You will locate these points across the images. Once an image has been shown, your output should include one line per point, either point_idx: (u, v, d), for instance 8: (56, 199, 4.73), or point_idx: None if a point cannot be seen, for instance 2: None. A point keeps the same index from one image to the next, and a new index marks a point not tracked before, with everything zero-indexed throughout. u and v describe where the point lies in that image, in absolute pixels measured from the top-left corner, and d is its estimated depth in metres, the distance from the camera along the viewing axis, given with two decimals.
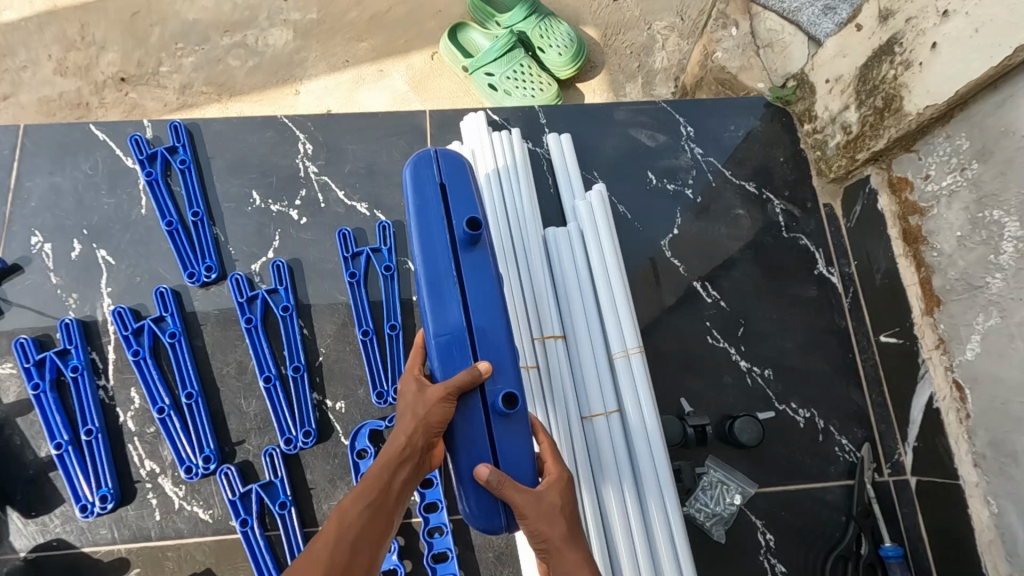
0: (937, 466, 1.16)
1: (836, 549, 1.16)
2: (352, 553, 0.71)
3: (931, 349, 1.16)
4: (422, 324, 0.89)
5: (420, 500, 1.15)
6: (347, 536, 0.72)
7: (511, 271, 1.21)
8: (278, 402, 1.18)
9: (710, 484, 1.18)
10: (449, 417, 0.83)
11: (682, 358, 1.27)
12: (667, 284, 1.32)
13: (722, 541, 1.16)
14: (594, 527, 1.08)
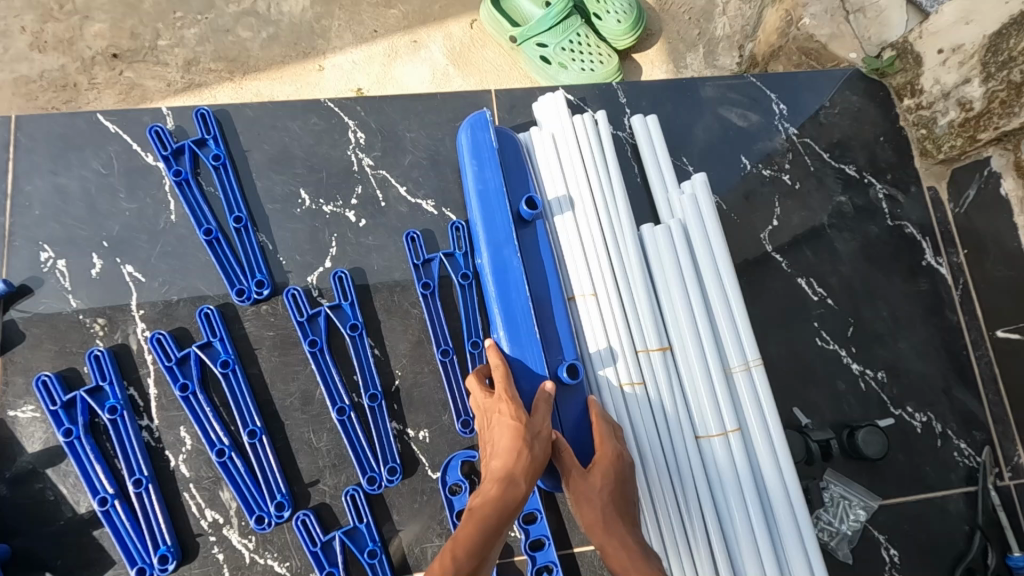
0: None
1: (963, 562, 1.09)
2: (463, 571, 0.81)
3: None
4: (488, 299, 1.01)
5: (523, 538, 1.01)
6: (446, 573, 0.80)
7: (608, 279, 1.09)
8: (355, 437, 1.03)
9: (831, 500, 1.10)
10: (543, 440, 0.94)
11: (791, 363, 1.17)
12: (769, 282, 1.20)
13: (847, 560, 1.08)
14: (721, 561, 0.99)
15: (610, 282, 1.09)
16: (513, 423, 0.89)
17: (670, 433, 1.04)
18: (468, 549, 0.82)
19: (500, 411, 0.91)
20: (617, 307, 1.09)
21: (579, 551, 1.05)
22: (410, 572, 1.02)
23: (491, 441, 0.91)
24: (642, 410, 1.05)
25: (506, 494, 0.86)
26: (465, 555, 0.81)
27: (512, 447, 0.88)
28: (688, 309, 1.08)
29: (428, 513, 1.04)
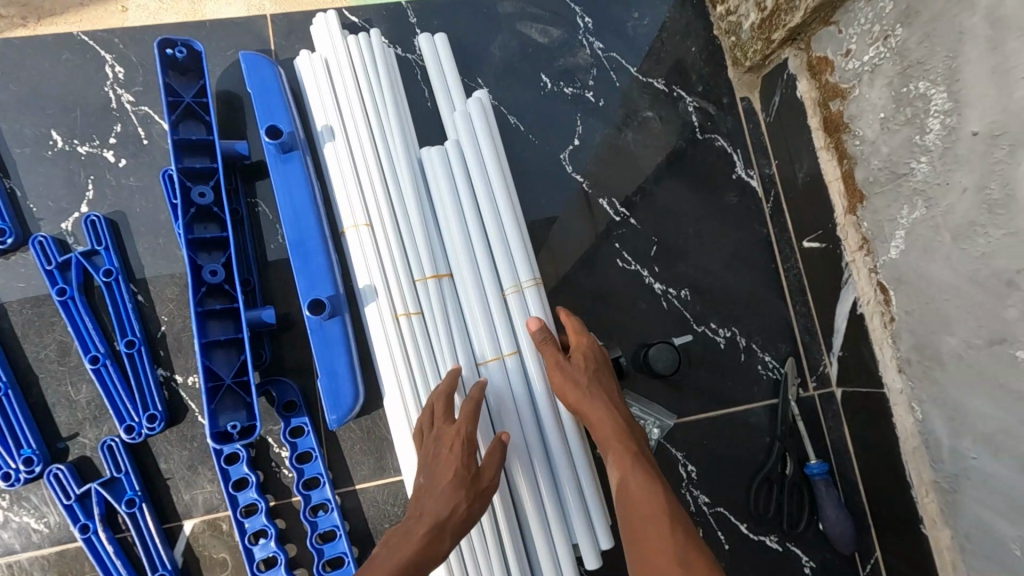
0: (862, 376, 1.07)
1: (760, 473, 1.10)
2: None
3: (855, 251, 1.05)
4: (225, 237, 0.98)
5: (296, 478, 0.99)
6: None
7: (382, 206, 1.04)
8: (112, 386, 0.97)
9: None
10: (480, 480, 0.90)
11: (591, 286, 1.13)
12: (570, 204, 1.15)
13: None
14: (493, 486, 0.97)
15: (384, 209, 1.04)
16: (462, 467, 0.89)
17: (445, 360, 1.01)
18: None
19: (451, 451, 0.90)
20: (392, 236, 1.03)
21: (361, 488, 1.03)
22: (180, 520, 0.98)
23: (424, 485, 0.89)
24: (417, 339, 1.01)
25: (428, 547, 0.83)
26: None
27: (447, 498, 0.86)
28: (465, 233, 1.03)
29: (198, 460, 1.00)
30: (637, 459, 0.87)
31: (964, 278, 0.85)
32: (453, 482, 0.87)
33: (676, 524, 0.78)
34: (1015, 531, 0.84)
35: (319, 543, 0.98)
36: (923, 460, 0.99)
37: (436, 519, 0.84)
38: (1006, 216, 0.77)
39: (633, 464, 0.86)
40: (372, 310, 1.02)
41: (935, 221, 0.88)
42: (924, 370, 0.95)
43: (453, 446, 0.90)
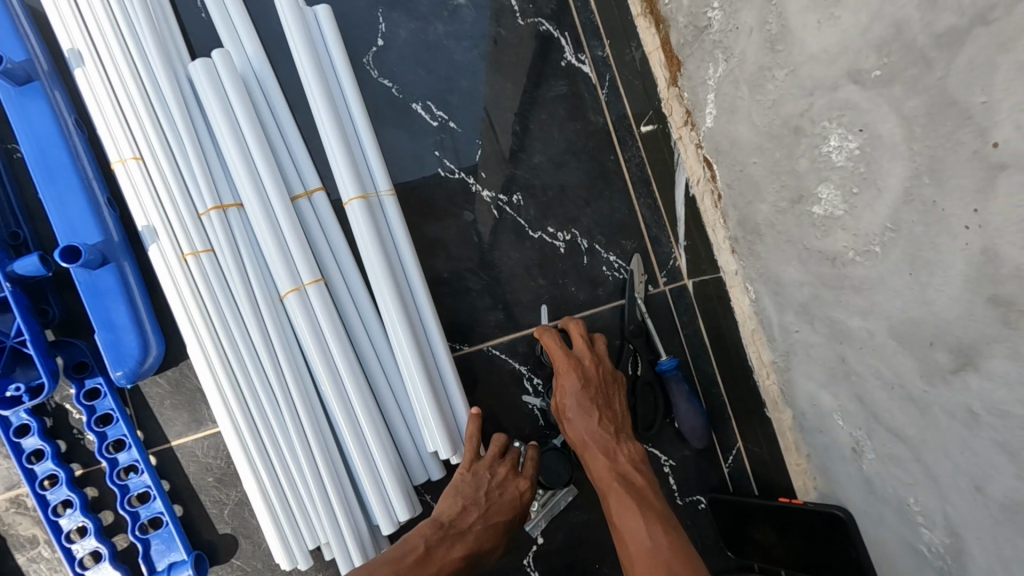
0: (704, 263, 1.01)
1: None
2: None
3: (681, 127, 0.95)
4: None
5: (99, 442, 0.91)
6: None
7: (149, 134, 0.91)
8: None
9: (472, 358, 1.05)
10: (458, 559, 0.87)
11: (412, 203, 1.04)
12: (380, 114, 1.04)
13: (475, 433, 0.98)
14: (306, 425, 0.92)
15: (152, 138, 0.91)
16: (469, 478, 0.92)
17: (241, 298, 0.92)
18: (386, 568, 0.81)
19: (462, 477, 0.92)
20: (166, 167, 0.92)
21: (177, 445, 0.96)
22: None
23: (461, 492, 0.90)
24: (208, 279, 0.91)
25: (446, 557, 0.86)
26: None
27: (450, 505, 0.90)
28: (247, 157, 0.92)
29: None
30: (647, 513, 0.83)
31: (763, 135, 0.76)
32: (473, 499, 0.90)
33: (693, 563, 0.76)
34: (835, 401, 0.79)
35: (133, 506, 0.92)
36: (761, 341, 0.93)
37: (440, 520, 0.89)
38: (786, 52, 0.68)
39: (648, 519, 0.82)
40: (155, 252, 0.92)
41: (735, 75, 0.78)
42: (749, 246, 0.88)
43: (508, 484, 0.93)
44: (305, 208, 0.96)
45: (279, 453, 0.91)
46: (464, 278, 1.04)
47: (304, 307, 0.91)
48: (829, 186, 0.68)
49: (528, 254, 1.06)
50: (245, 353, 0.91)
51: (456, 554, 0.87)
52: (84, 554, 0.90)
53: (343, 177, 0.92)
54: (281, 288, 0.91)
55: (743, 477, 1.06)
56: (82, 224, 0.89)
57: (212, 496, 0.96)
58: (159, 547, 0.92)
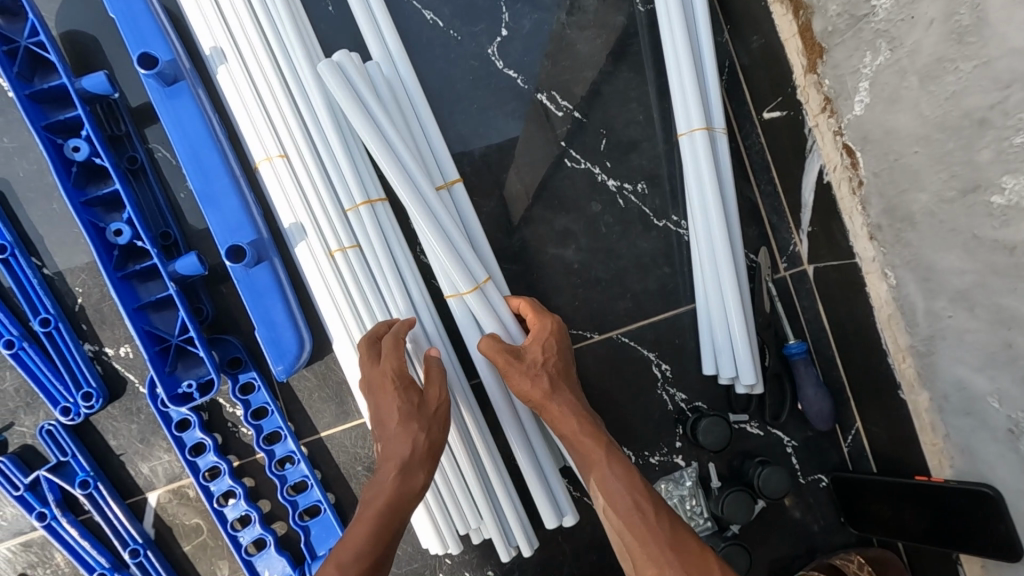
0: (833, 249, 1.02)
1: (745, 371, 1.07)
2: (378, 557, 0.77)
3: (817, 114, 0.96)
4: (117, 189, 0.88)
5: (256, 434, 0.94)
6: (366, 547, 0.76)
7: (295, 133, 0.92)
8: (38, 368, 0.90)
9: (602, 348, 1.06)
10: (415, 444, 0.83)
11: (541, 195, 1.05)
12: (507, 106, 1.05)
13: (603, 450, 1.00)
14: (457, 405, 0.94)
15: (298, 137, 0.92)
16: (405, 399, 0.84)
17: (394, 290, 0.93)
18: (355, 551, 0.76)
19: (388, 394, 0.85)
20: (312, 164, 0.93)
21: (327, 435, 0.99)
22: (144, 493, 0.95)
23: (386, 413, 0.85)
24: (358, 274, 0.93)
25: (402, 486, 0.82)
26: (351, 559, 0.75)
27: (401, 436, 0.83)
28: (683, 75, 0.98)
29: (150, 431, 0.95)
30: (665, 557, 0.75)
31: (933, 125, 0.77)
32: (416, 435, 0.83)
33: None
34: (990, 384, 0.82)
35: (291, 495, 0.95)
36: (897, 326, 0.96)
37: (402, 460, 0.82)
38: (977, 44, 0.69)
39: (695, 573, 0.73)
40: (304, 248, 0.94)
41: (901, 65, 0.79)
42: (895, 233, 0.90)
43: (400, 398, 0.84)
44: (446, 199, 0.96)
45: None
46: (592, 268, 1.06)
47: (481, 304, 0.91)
48: (1016, 177, 0.69)
49: (653, 243, 1.07)
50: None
51: (388, 478, 0.81)
52: (248, 542, 0.93)
53: (690, 111, 0.97)
54: (462, 289, 0.90)
55: (862, 456, 1.09)
56: (236, 223, 0.90)
57: (363, 484, 0.99)
58: (318, 534, 0.95)
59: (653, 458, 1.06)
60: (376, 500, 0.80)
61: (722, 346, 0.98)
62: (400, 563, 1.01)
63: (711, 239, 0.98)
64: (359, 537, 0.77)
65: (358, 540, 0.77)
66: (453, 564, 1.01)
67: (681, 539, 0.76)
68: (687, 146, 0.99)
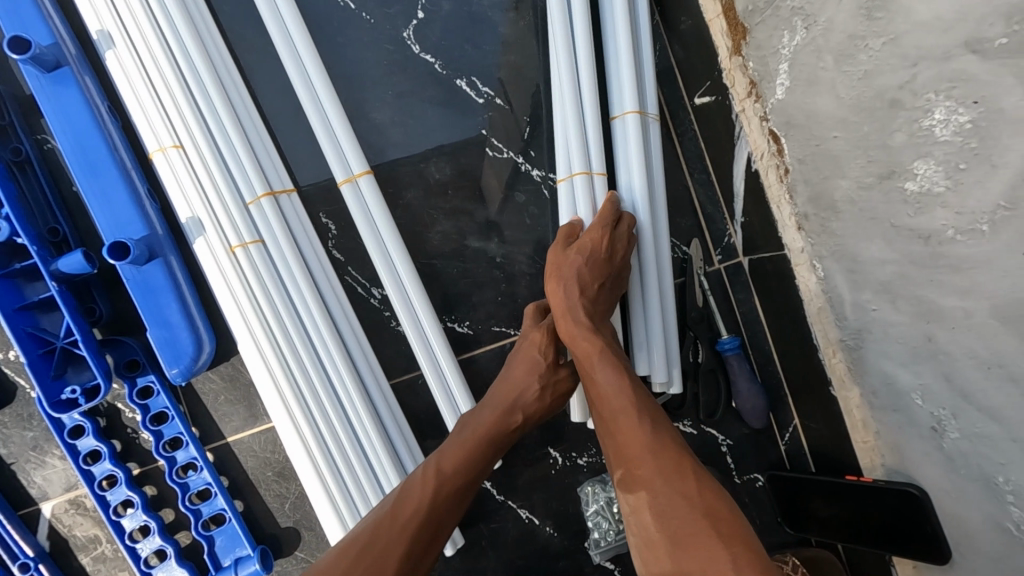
0: (765, 240, 0.98)
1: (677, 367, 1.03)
2: (446, 507, 0.77)
3: (744, 99, 0.92)
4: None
5: (156, 441, 0.90)
6: (447, 487, 0.77)
7: (190, 122, 0.87)
8: None
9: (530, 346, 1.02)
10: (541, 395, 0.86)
11: (462, 186, 1.00)
12: (425, 92, 0.99)
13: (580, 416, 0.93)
14: (365, 407, 0.90)
15: (192, 125, 0.87)
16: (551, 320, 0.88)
17: (298, 286, 0.88)
18: (450, 487, 0.78)
19: (533, 343, 0.87)
20: (208, 154, 0.88)
21: (234, 440, 0.94)
22: (38, 504, 0.90)
23: (524, 360, 0.86)
24: (257, 271, 0.88)
25: (503, 424, 0.83)
26: (452, 472, 0.78)
27: (530, 379, 0.85)
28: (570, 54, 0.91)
29: (43, 438, 0.90)
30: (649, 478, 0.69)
31: (849, 107, 0.73)
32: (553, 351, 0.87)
33: (729, 532, 0.63)
34: (915, 379, 0.78)
35: (195, 503, 0.91)
36: (828, 319, 0.91)
37: (516, 399, 0.84)
38: (886, 19, 0.64)
39: (669, 482, 0.68)
40: (201, 241, 0.88)
41: (817, 44, 0.74)
42: (821, 223, 0.85)
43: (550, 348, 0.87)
44: (351, 194, 0.91)
45: (342, 446, 0.89)
46: (517, 261, 1.01)
47: (569, 198, 0.91)
48: (928, 161, 0.65)
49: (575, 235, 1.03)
50: (299, 344, 0.89)
51: (488, 415, 0.83)
52: (149, 553, 0.89)
53: (620, 91, 0.94)
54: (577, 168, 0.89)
55: (800, 455, 1.06)
56: (126, 219, 0.85)
57: (273, 491, 0.95)
58: (224, 543, 0.91)
59: (581, 459, 1.01)
60: (483, 421, 0.83)
61: (639, 337, 0.94)
62: None
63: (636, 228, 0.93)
64: (435, 480, 0.77)
65: (459, 457, 0.80)
66: None
67: (659, 454, 0.71)
68: (619, 128, 0.95)
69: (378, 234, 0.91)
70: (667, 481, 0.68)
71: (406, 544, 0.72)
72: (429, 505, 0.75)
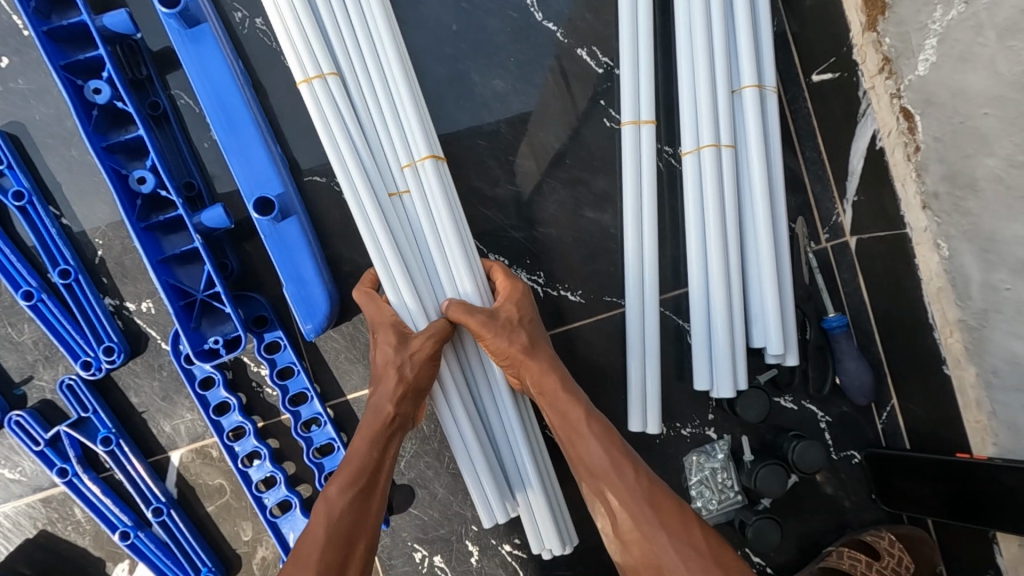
0: (880, 219, 0.99)
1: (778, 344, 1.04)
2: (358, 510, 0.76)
3: (874, 75, 0.94)
4: (142, 136, 0.84)
5: (282, 396, 0.91)
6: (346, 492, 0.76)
7: (360, 61, 0.83)
8: (57, 321, 0.87)
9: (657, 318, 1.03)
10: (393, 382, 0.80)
11: (579, 156, 1.01)
12: (544, 60, 0.99)
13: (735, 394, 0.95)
14: (487, 370, 0.89)
15: (360, 65, 0.83)
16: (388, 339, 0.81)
17: (451, 244, 0.84)
18: (345, 485, 0.76)
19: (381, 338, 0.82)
20: (368, 98, 0.83)
21: (353, 398, 0.96)
22: (166, 453, 0.92)
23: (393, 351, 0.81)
24: (411, 221, 0.85)
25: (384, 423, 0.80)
26: (338, 486, 0.76)
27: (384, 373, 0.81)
28: (707, 28, 0.94)
29: (172, 389, 0.92)
30: (643, 510, 0.75)
31: (1008, 84, 0.74)
32: (398, 373, 0.80)
33: None
34: None
35: (317, 458, 0.93)
36: (948, 299, 0.95)
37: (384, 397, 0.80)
38: None
39: (675, 533, 0.73)
40: (360, 182, 0.80)
41: (977, 19, 0.76)
42: (954, 202, 0.88)
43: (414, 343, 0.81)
44: None
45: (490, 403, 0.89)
46: None
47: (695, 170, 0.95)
48: None
49: (677, 206, 1.03)
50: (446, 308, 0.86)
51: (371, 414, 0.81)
52: (272, 503, 0.91)
53: (743, 62, 0.94)
54: (707, 140, 0.93)
55: (896, 433, 1.06)
56: (263, 176, 0.86)
57: None
58: None
59: (685, 430, 1.03)
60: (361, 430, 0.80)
61: (755, 313, 0.96)
62: (428, 528, 0.98)
63: (755, 203, 0.95)
64: (342, 481, 0.77)
65: (355, 467, 0.78)
66: (480, 532, 0.98)
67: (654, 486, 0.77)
68: (738, 103, 0.96)
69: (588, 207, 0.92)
70: (669, 528, 0.73)
71: (323, 559, 0.71)
72: (326, 520, 0.73)
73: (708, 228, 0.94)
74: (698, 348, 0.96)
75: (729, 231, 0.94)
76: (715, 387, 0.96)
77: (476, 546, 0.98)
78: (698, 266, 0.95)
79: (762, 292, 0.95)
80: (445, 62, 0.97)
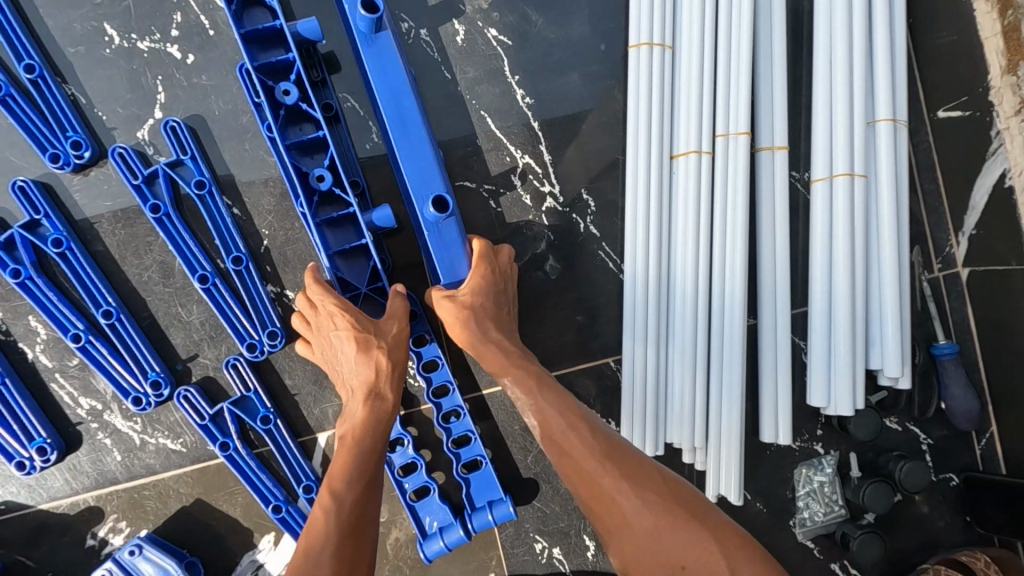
0: (995, 253, 1.03)
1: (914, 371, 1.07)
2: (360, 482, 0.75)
3: (1010, 117, 0.97)
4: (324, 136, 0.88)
5: (425, 387, 0.95)
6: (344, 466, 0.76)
7: (697, 35, 0.97)
8: (226, 305, 0.93)
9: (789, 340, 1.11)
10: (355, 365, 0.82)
11: None
12: None
13: (851, 414, 1.00)
14: (694, 337, 0.99)
15: (693, 35, 0.97)
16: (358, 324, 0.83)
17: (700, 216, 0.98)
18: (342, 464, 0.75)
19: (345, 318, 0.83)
20: (687, 66, 0.98)
21: (488, 393, 1.02)
22: (314, 433, 0.98)
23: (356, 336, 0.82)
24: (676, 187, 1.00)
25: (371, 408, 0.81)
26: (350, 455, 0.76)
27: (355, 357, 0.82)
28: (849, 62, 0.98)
29: (323, 374, 0.98)
30: (671, 509, 0.70)
31: None
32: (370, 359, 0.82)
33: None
34: None
35: (454, 448, 0.97)
36: None
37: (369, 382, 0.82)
38: None
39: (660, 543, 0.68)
40: (656, 138, 0.97)
41: None
42: None
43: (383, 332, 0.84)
44: (766, 160, 1.00)
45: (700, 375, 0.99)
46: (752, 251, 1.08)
47: (828, 199, 0.99)
48: None
49: (802, 231, 1.08)
50: (713, 287, 0.98)
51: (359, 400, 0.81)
52: (411, 488, 0.96)
53: (881, 96, 0.99)
54: (843, 168, 0.97)
55: (993, 459, 1.10)
56: (431, 181, 0.87)
57: (518, 443, 1.02)
58: (478, 487, 0.96)
59: (794, 442, 1.08)
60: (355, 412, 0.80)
61: (874, 336, 1.01)
62: (549, 521, 1.03)
63: (882, 231, 1.00)
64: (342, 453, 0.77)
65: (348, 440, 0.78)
66: (597, 527, 1.04)
67: (592, 504, 0.72)
68: (871, 136, 1.00)
69: (776, 208, 1.00)
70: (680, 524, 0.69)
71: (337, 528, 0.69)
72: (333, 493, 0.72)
73: (836, 255, 0.99)
74: (819, 369, 1.01)
75: (857, 257, 0.99)
76: (833, 404, 1.01)
77: (591, 541, 1.04)
78: (823, 288, 1.00)
79: (879, 319, 1.00)
80: (591, 80, 1.02)
